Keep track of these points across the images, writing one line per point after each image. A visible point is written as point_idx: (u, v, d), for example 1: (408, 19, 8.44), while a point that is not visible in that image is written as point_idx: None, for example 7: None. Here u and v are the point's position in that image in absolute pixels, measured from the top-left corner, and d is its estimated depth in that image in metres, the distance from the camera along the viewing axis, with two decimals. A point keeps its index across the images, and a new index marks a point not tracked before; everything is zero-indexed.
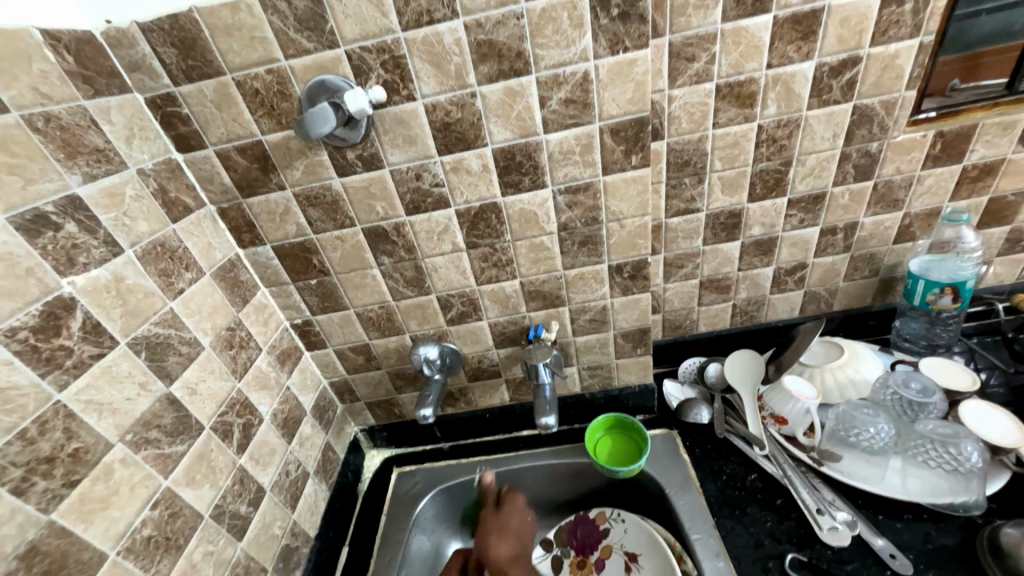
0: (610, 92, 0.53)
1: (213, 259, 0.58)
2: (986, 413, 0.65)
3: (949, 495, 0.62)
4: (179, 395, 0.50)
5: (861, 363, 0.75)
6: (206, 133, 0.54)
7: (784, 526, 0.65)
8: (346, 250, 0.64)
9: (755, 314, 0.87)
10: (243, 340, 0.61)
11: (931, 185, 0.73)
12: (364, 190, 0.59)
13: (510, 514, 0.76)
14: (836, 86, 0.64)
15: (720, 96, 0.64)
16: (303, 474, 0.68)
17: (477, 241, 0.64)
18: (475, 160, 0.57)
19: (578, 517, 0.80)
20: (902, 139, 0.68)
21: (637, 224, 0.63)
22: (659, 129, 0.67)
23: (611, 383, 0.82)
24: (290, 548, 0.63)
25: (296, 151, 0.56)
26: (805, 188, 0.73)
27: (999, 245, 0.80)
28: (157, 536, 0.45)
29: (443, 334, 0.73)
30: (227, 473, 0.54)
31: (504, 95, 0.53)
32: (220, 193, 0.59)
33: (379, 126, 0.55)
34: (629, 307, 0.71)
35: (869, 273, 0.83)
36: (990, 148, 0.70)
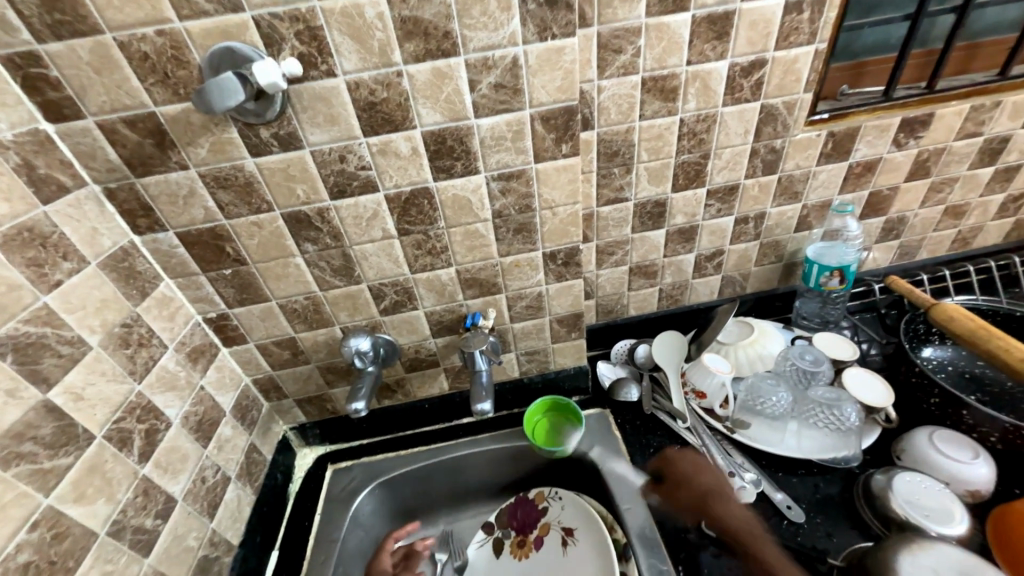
0: (539, 79, 0.53)
1: (100, 247, 0.51)
2: (864, 378, 0.75)
3: (834, 451, 0.71)
4: (60, 402, 0.44)
5: (767, 340, 0.84)
6: (83, 102, 0.47)
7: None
8: (264, 237, 0.59)
9: (679, 298, 0.94)
10: (143, 337, 0.55)
11: (825, 179, 0.82)
12: (282, 171, 0.55)
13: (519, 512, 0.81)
14: (746, 86, 0.69)
15: (645, 89, 0.67)
16: (223, 479, 0.63)
17: (409, 228, 0.62)
18: (404, 143, 0.55)
19: (516, 500, 0.82)
20: (801, 137, 0.76)
21: (569, 211, 0.64)
22: (589, 119, 0.68)
23: (548, 367, 0.84)
24: (209, 559, 0.58)
25: (199, 126, 0.50)
26: (721, 180, 0.78)
27: (877, 233, 0.92)
28: (38, 561, 0.39)
29: (377, 324, 0.71)
30: (126, 485, 0.49)
31: (432, 76, 0.51)
32: (106, 171, 0.51)
33: (296, 102, 0.51)
34: (563, 293, 0.73)
35: (775, 259, 0.91)
36: (871, 148, 0.80)
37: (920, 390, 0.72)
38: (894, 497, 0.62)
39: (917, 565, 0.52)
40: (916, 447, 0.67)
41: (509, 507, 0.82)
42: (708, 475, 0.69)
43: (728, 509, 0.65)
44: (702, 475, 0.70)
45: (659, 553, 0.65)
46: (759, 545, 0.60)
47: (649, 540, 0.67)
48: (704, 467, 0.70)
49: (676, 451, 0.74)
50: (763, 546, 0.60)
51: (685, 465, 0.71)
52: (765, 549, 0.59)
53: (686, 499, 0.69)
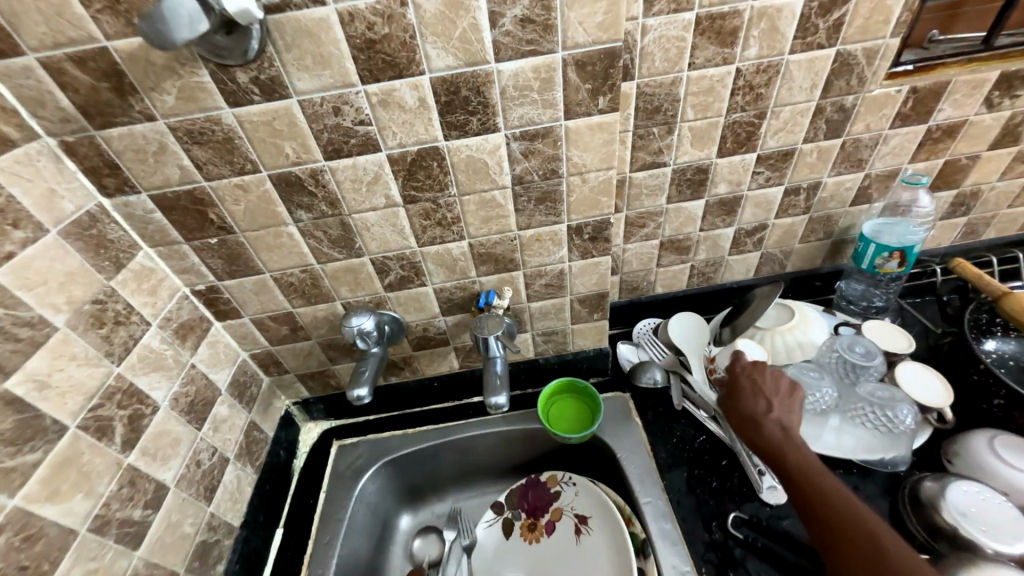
0: (576, 13, 0.43)
1: (61, 211, 0.44)
2: (920, 373, 0.67)
3: (880, 453, 0.65)
4: (20, 392, 0.38)
5: (808, 326, 0.76)
6: (19, 33, 0.39)
7: (728, 485, 0.67)
8: (251, 202, 0.52)
9: (712, 276, 0.85)
10: (121, 315, 0.49)
11: (896, 145, 0.71)
12: (266, 125, 0.46)
13: (536, 495, 0.76)
14: (822, 27, 0.57)
15: (699, 30, 0.56)
16: (220, 462, 0.60)
17: (416, 195, 0.54)
18: (409, 92, 0.46)
19: (528, 481, 0.78)
20: (877, 93, 0.64)
21: (601, 178, 0.55)
22: (629, 66, 0.58)
23: (566, 348, 0.78)
24: (207, 544, 0.56)
25: (163, 67, 0.41)
26: (775, 144, 0.68)
27: (944, 208, 0.81)
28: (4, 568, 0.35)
29: (381, 301, 0.64)
30: (108, 477, 0.44)
31: (444, 6, 0.41)
32: (60, 121, 0.44)
33: (278, 38, 0.42)
34: (588, 271, 0.66)
35: (823, 235, 0.82)
36: (957, 108, 0.68)
37: (982, 389, 0.65)
38: (946, 507, 0.56)
39: None
40: (972, 453, 0.61)
41: (522, 489, 0.78)
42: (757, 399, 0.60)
43: (765, 435, 0.56)
44: (751, 397, 0.60)
45: (681, 551, 0.62)
46: (785, 453, 0.54)
47: (671, 536, 0.63)
48: (763, 391, 0.60)
49: (741, 365, 0.64)
50: (790, 455, 0.53)
51: (742, 379, 0.62)
52: (793, 457, 0.53)
53: (733, 420, 0.61)
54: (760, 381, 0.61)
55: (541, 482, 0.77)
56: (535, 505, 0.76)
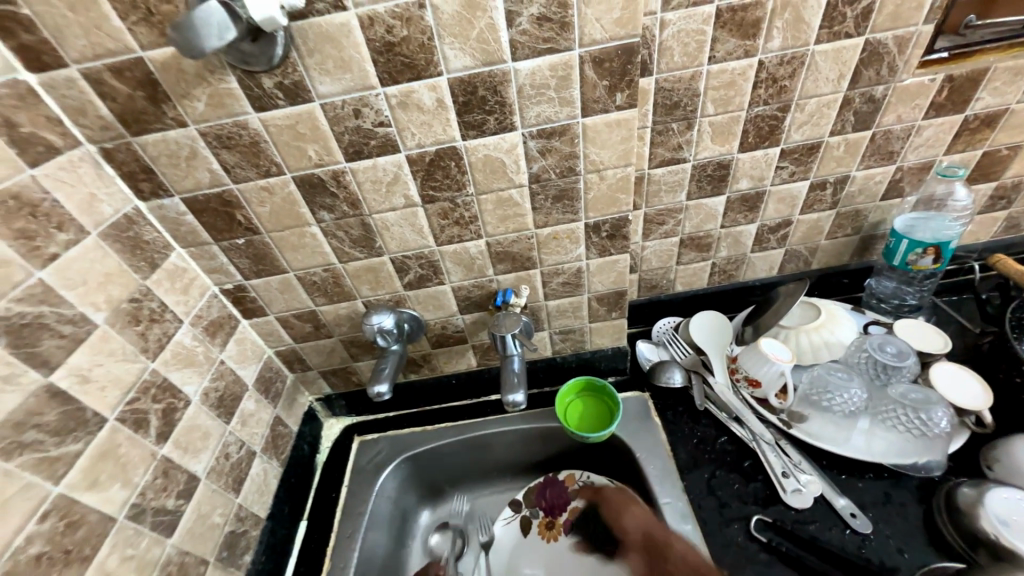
0: (594, 9, 0.43)
1: (100, 214, 0.47)
2: (957, 375, 0.64)
3: (913, 457, 0.62)
4: (65, 385, 0.40)
5: (836, 325, 0.73)
6: (63, 47, 0.41)
7: (656, 524, 0.64)
8: (276, 204, 0.54)
9: (733, 273, 0.83)
10: (155, 312, 0.51)
11: (930, 136, 0.68)
12: (290, 129, 0.48)
13: (554, 493, 0.77)
14: (849, 16, 0.55)
15: (720, 23, 0.54)
16: (247, 455, 0.62)
17: (434, 194, 0.55)
18: (427, 93, 0.46)
19: (546, 479, 0.78)
20: (910, 83, 0.62)
21: (619, 175, 0.55)
22: (647, 62, 0.57)
23: (583, 347, 0.78)
24: (236, 534, 0.58)
25: (194, 75, 0.43)
26: (800, 137, 0.66)
27: (983, 202, 0.77)
28: (51, 551, 0.37)
29: (401, 300, 0.66)
30: (145, 467, 0.46)
31: (461, 7, 0.42)
32: (99, 129, 0.46)
33: (301, 43, 0.43)
34: (606, 269, 0.65)
35: (851, 231, 0.79)
36: (996, 96, 0.64)
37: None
38: (986, 514, 0.53)
39: None
40: (1015, 458, 0.58)
41: (539, 486, 0.78)
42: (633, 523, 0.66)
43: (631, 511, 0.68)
44: (623, 506, 0.69)
45: (701, 553, 0.60)
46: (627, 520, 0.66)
47: (691, 538, 0.62)
48: (615, 504, 0.70)
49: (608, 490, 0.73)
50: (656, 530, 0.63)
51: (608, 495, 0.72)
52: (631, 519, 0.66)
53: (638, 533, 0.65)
54: (612, 494, 0.72)
55: (559, 481, 0.78)
56: (553, 502, 0.76)
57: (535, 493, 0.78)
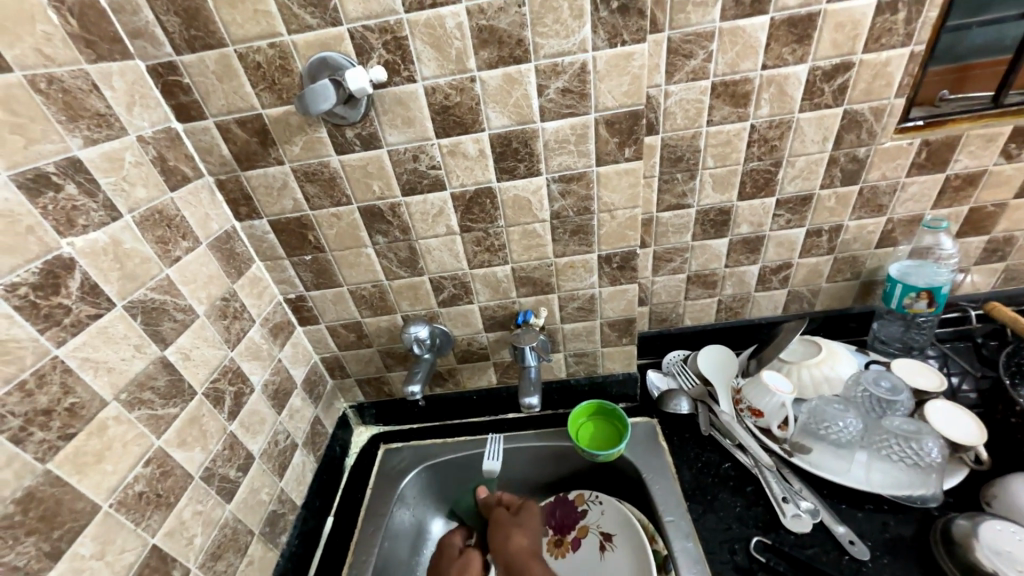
0: (607, 85, 0.54)
1: (210, 229, 0.59)
2: (950, 412, 0.68)
3: (909, 488, 0.65)
4: (173, 359, 0.51)
5: (836, 362, 0.78)
6: (207, 105, 0.55)
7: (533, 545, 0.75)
8: (341, 227, 0.65)
9: (739, 311, 0.90)
10: (238, 311, 0.62)
11: (915, 192, 0.75)
12: (361, 168, 0.60)
13: (524, 514, 0.79)
14: (827, 91, 0.65)
15: (715, 94, 0.66)
16: (292, 445, 0.70)
17: (471, 225, 0.65)
18: (472, 144, 0.58)
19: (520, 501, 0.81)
20: (889, 146, 0.70)
21: (627, 216, 0.64)
22: (654, 124, 0.68)
23: (596, 370, 0.84)
24: (276, 514, 0.65)
25: (296, 127, 0.57)
26: (793, 189, 0.74)
27: (977, 254, 0.82)
28: (149, 492, 0.47)
29: (435, 315, 0.75)
30: (217, 438, 0.56)
31: (503, 81, 0.54)
32: (219, 164, 0.59)
33: (379, 106, 0.56)
34: (616, 297, 0.73)
35: (851, 276, 0.85)
36: (974, 159, 0.72)
37: (1020, 432, 0.64)
38: (979, 546, 0.55)
39: None
40: (1010, 494, 0.60)
41: (511, 499, 0.82)
42: (523, 541, 0.75)
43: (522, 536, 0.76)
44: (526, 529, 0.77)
45: (702, 570, 0.63)
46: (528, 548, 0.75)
47: (693, 554, 0.65)
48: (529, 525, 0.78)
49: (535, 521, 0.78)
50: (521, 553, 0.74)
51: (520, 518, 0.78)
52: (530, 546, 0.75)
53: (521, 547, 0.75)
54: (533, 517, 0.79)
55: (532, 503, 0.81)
56: (526, 528, 0.77)
57: (503, 508, 0.80)
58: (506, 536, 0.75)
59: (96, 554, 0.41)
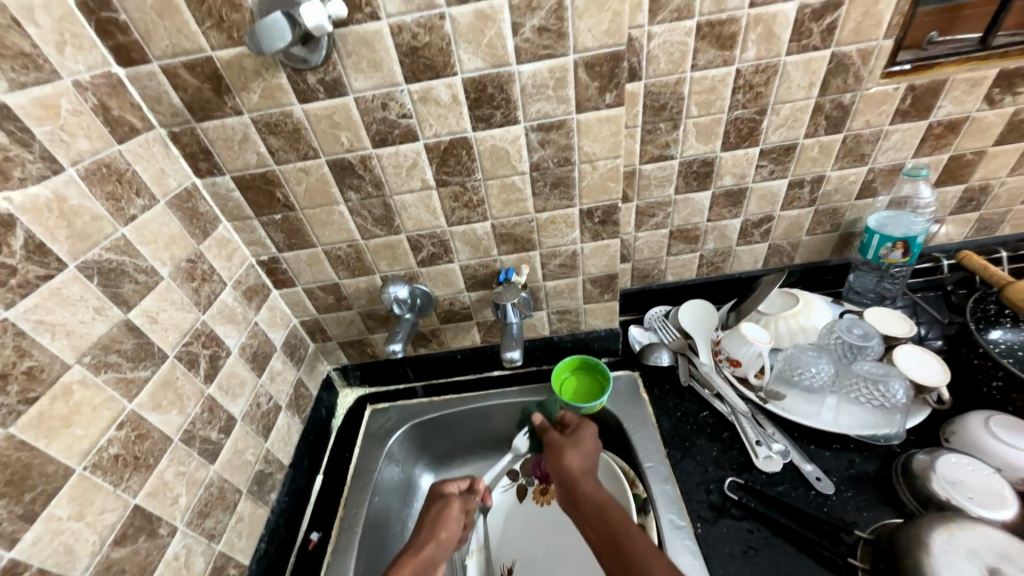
0: (586, 22, 0.51)
1: (167, 186, 0.56)
2: (919, 356, 0.70)
3: (874, 428, 0.68)
4: (138, 322, 0.49)
5: (812, 312, 0.80)
6: (149, 46, 0.50)
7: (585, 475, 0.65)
8: (311, 183, 0.62)
9: (720, 265, 0.90)
10: (206, 273, 0.60)
11: (898, 141, 0.74)
12: (327, 118, 0.56)
13: (581, 434, 0.72)
14: (815, 31, 0.63)
15: (700, 36, 0.62)
16: (275, 407, 0.70)
17: (447, 179, 0.63)
18: (445, 90, 0.55)
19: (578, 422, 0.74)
20: (875, 91, 0.69)
21: (609, 166, 0.62)
22: (636, 68, 0.65)
23: (579, 327, 0.85)
24: (264, 474, 0.66)
25: (252, 71, 0.52)
26: (777, 138, 0.73)
27: (953, 203, 0.83)
28: (126, 454, 0.46)
29: (414, 275, 0.73)
30: (194, 401, 0.55)
31: (475, 18, 0.50)
32: (170, 114, 0.55)
33: (341, 47, 0.51)
34: (598, 252, 0.72)
35: (830, 228, 0.85)
36: (957, 105, 0.71)
37: (981, 372, 0.67)
38: (936, 477, 0.59)
39: (950, 543, 0.50)
40: (967, 430, 0.63)
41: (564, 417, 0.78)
42: (576, 461, 0.67)
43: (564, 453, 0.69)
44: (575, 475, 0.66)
45: (678, 508, 0.67)
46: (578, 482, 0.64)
47: (670, 495, 0.68)
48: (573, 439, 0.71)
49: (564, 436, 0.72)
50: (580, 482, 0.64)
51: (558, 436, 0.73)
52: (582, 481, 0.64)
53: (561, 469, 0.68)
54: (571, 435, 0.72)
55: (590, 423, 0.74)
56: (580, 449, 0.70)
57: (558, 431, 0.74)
58: (559, 455, 0.69)
59: (74, 516, 0.41)
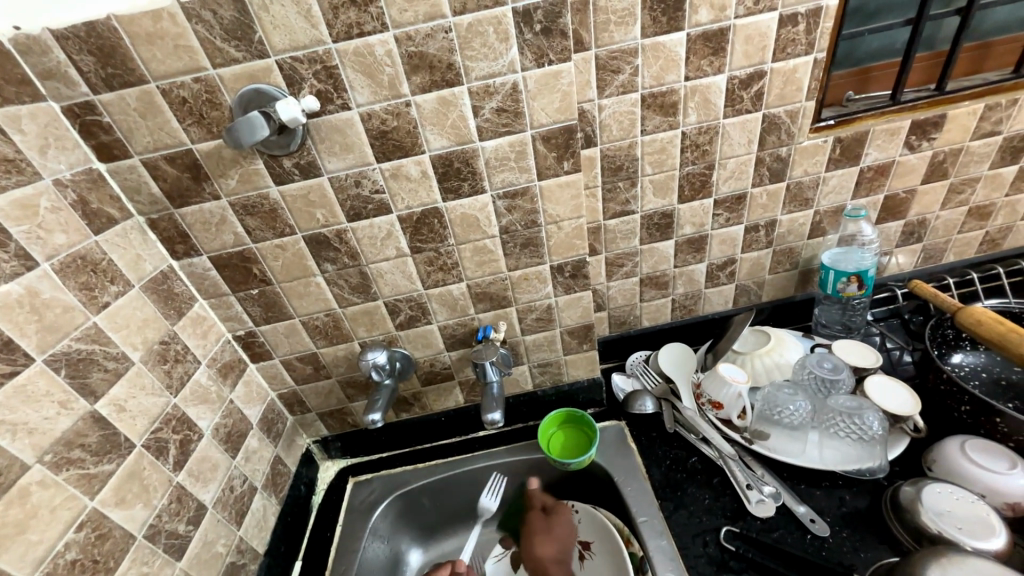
0: (539, 102, 0.56)
1: (143, 271, 0.57)
2: (887, 385, 0.73)
3: (858, 462, 0.69)
4: (105, 413, 0.48)
5: (784, 348, 0.83)
6: (131, 143, 0.53)
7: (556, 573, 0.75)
8: (287, 258, 0.64)
9: (693, 308, 0.93)
10: (179, 354, 0.59)
11: (836, 185, 0.81)
12: (303, 197, 0.59)
13: (556, 524, 0.80)
14: (746, 97, 0.70)
15: (646, 105, 0.69)
16: (250, 489, 0.66)
17: (421, 246, 0.65)
18: (414, 166, 0.59)
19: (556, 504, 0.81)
20: (807, 144, 0.76)
21: (573, 225, 0.66)
22: (592, 136, 0.71)
23: (561, 379, 0.85)
24: (235, 565, 0.62)
25: (230, 160, 0.55)
26: (728, 189, 0.79)
27: (897, 237, 0.89)
28: (83, 559, 0.44)
29: (393, 339, 0.74)
30: (162, 491, 0.53)
31: (438, 104, 0.55)
32: (149, 203, 0.57)
33: (315, 134, 0.55)
34: (572, 304, 0.75)
35: (790, 266, 0.90)
36: (882, 152, 0.78)
37: (949, 397, 0.69)
38: (924, 510, 0.59)
39: None
40: (948, 458, 0.64)
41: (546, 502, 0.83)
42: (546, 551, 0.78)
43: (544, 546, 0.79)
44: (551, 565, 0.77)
45: (677, 566, 0.64)
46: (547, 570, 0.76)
47: (667, 552, 0.66)
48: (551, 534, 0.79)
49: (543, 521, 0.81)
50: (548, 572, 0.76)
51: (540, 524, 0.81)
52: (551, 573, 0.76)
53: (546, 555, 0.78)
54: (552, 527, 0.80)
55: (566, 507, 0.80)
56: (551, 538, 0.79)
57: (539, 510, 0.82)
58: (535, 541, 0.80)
59: None
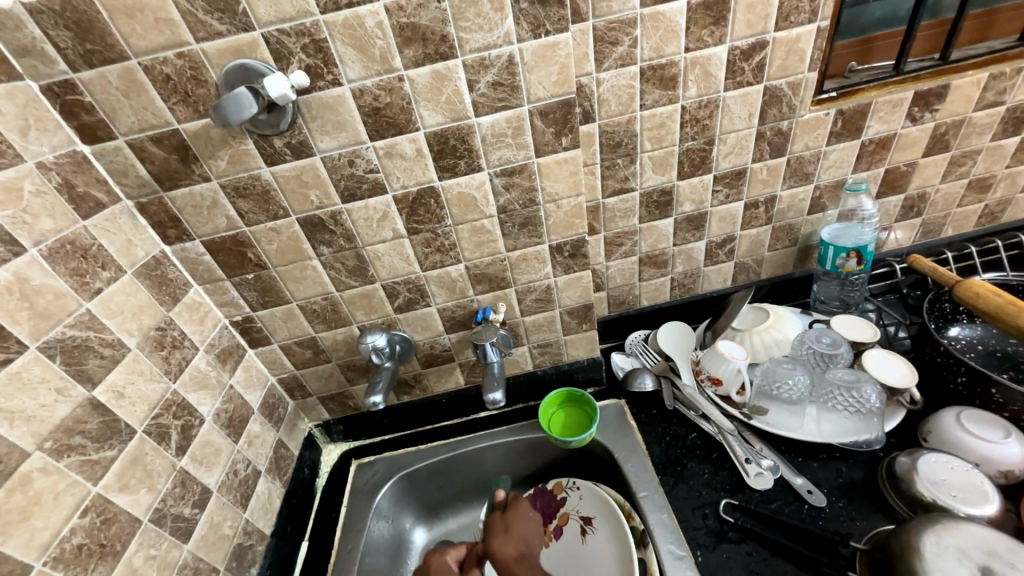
0: (536, 76, 0.54)
1: (135, 256, 0.56)
2: (884, 359, 0.74)
3: (855, 434, 0.70)
4: (104, 400, 0.48)
5: (783, 325, 0.83)
6: (114, 123, 0.51)
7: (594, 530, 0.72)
8: (282, 241, 0.63)
9: (692, 286, 0.93)
10: (176, 340, 0.59)
11: (836, 159, 0.80)
12: (295, 178, 0.58)
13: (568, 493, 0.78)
14: (747, 69, 0.69)
15: (645, 79, 0.67)
16: (254, 473, 0.67)
17: (418, 227, 0.64)
18: (409, 144, 0.57)
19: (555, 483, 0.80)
20: (809, 117, 0.74)
21: (573, 204, 0.65)
22: (590, 111, 0.69)
23: (561, 359, 0.85)
24: (243, 546, 0.62)
25: (219, 140, 0.54)
26: (728, 165, 0.78)
27: (896, 212, 0.89)
28: (90, 543, 0.44)
29: (392, 322, 0.73)
30: (165, 476, 0.53)
31: (432, 79, 0.53)
32: (137, 186, 0.56)
33: (305, 112, 0.54)
34: (572, 285, 0.74)
35: (789, 243, 0.90)
36: (884, 124, 0.77)
37: (946, 370, 0.69)
38: (919, 479, 0.60)
39: (941, 545, 0.50)
40: (943, 429, 0.65)
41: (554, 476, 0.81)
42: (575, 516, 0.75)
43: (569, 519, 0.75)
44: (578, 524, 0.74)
45: (677, 538, 0.65)
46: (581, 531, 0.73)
47: (667, 524, 0.67)
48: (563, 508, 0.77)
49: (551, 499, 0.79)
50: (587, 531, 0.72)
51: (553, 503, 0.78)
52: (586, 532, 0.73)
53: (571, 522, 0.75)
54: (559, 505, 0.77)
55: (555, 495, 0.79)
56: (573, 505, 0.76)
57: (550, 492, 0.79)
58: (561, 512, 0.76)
59: None
